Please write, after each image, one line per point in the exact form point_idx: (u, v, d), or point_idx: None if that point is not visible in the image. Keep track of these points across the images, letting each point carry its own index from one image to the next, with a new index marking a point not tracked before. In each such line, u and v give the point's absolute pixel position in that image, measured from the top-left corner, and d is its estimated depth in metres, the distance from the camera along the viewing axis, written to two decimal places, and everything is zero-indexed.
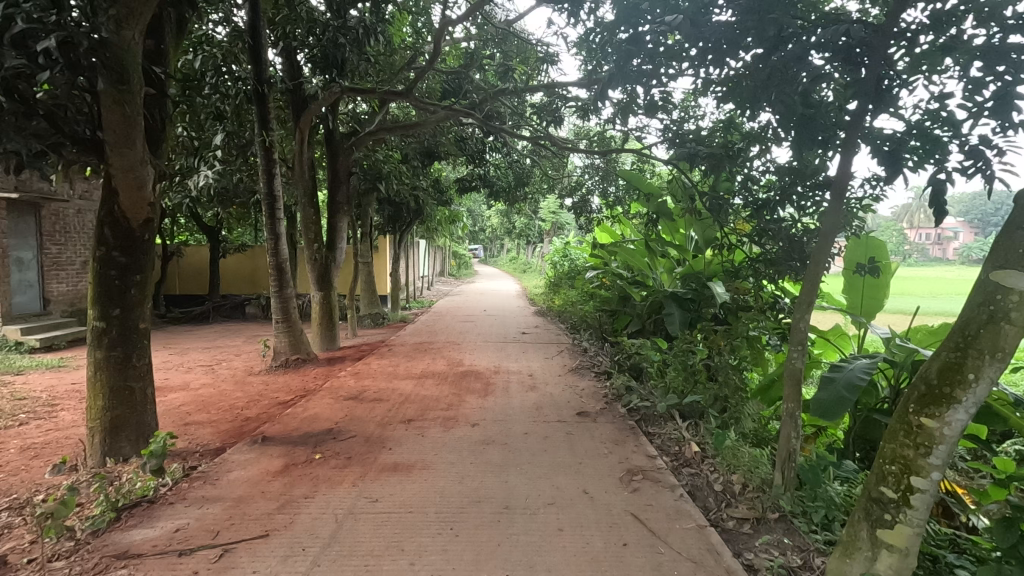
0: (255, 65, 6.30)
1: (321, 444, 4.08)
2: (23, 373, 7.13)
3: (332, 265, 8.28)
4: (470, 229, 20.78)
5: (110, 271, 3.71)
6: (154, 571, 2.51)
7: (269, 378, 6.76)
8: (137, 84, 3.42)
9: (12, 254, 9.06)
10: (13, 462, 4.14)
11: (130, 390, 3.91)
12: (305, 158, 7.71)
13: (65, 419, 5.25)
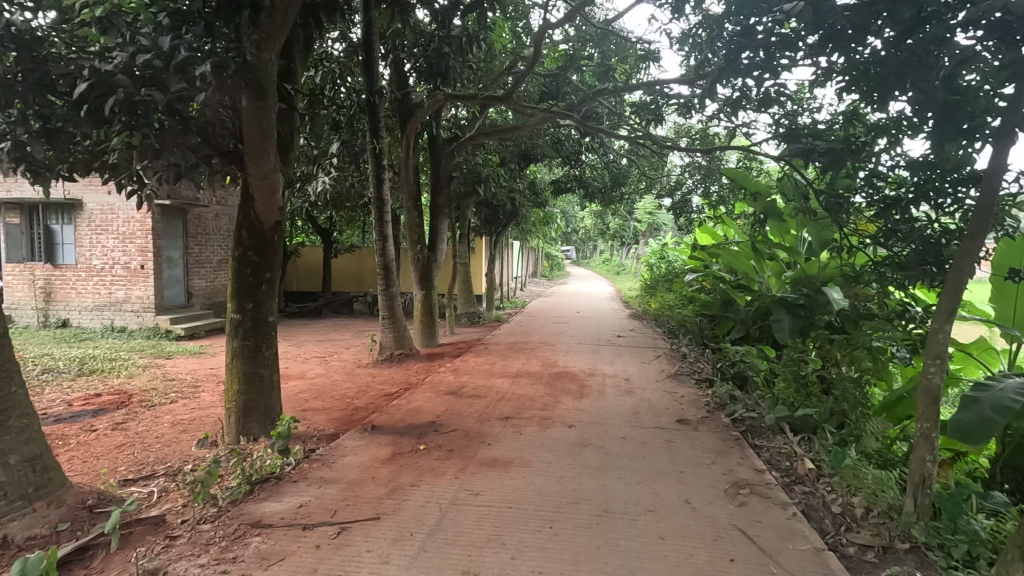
0: (367, 77, 6.73)
1: (424, 436, 4.28)
2: (172, 358, 8.15)
3: (434, 266, 8.64)
4: (563, 231, 20.79)
5: (245, 269, 4.14)
6: (282, 542, 2.77)
7: (375, 371, 7.19)
8: (272, 100, 3.80)
9: (164, 253, 10.38)
10: (166, 435, 4.75)
11: (260, 376, 4.34)
12: (411, 163, 8.11)
13: (205, 400, 5.93)
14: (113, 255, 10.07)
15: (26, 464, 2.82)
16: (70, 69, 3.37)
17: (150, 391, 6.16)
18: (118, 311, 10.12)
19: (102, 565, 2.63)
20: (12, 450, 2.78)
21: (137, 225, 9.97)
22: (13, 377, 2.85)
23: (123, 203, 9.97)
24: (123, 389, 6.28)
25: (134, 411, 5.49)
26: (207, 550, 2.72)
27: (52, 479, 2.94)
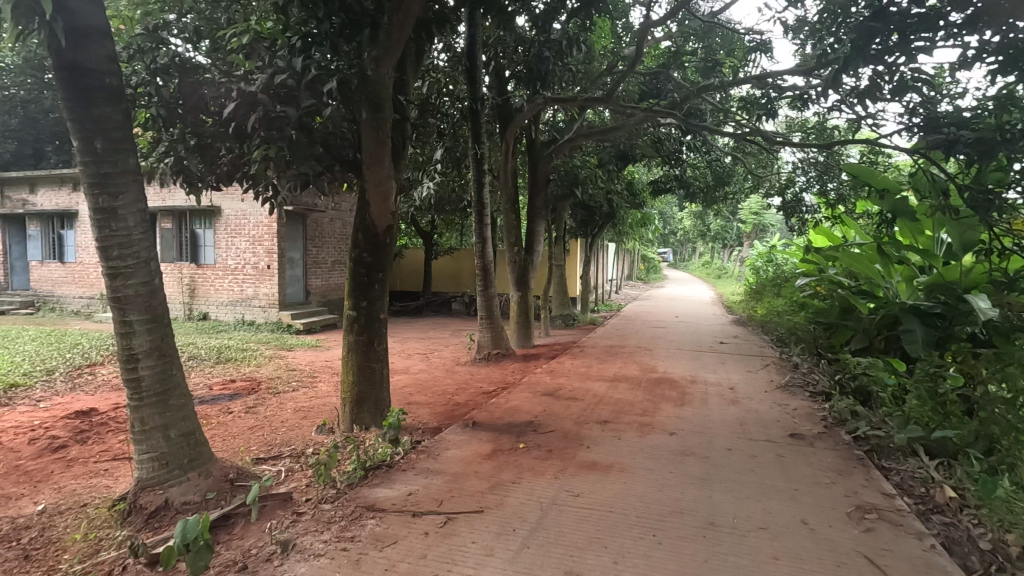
0: (470, 85, 6.96)
1: (523, 435, 4.36)
2: (293, 350, 8.93)
3: (530, 267, 8.75)
4: (660, 232, 20.17)
5: (360, 269, 4.44)
6: (394, 526, 2.95)
7: (474, 370, 7.41)
8: (388, 112, 4.04)
9: (286, 254, 11.40)
10: (290, 420, 5.23)
11: (372, 369, 4.63)
12: (510, 167, 8.27)
13: (322, 390, 6.44)
14: (244, 256, 11.23)
15: (182, 438, 3.23)
16: (220, 92, 3.82)
17: (275, 380, 6.80)
18: (248, 307, 11.26)
19: (242, 533, 2.95)
20: (173, 425, 3.19)
21: (265, 229, 11.05)
22: (175, 360, 3.23)
23: (253, 210, 11.09)
24: (252, 376, 6.99)
25: (263, 396, 6.09)
26: (329, 527, 2.95)
27: (203, 453, 3.34)
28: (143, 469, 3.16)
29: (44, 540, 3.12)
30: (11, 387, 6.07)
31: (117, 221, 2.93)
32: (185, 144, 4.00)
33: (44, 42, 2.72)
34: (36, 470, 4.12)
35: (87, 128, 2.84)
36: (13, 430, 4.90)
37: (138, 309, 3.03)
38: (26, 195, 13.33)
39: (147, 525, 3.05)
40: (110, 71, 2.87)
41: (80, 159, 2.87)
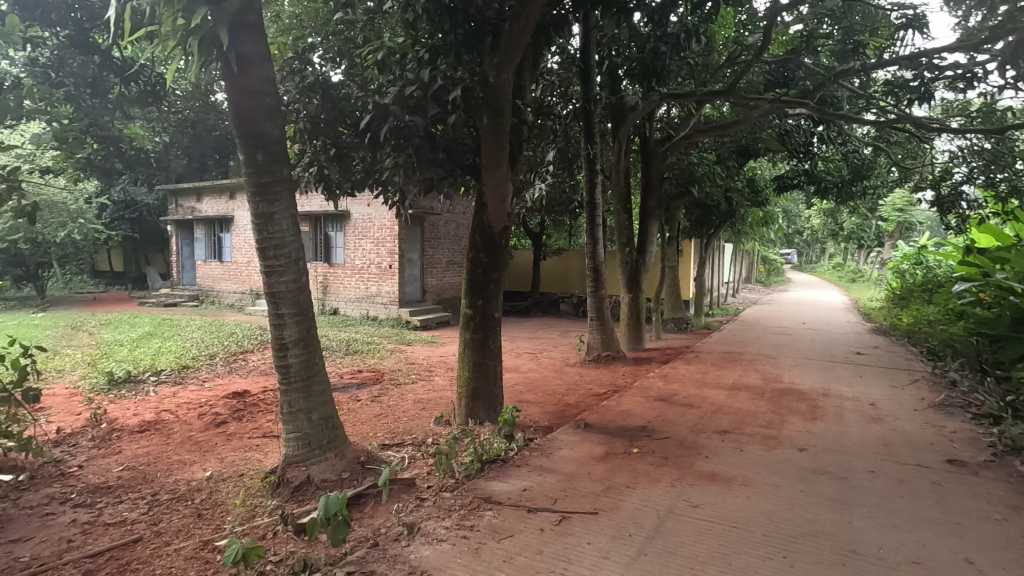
0: (584, 85, 6.94)
1: (637, 440, 4.27)
2: (412, 345, 9.48)
3: (642, 269, 8.53)
4: (785, 232, 18.69)
5: (477, 269, 4.60)
6: (510, 520, 3.02)
7: (583, 371, 7.38)
8: (508, 116, 4.15)
9: (406, 255, 12.13)
10: (411, 410, 5.57)
11: (486, 365, 4.77)
12: (623, 166, 8.11)
13: (438, 383, 6.78)
14: (369, 257, 12.12)
15: (323, 421, 3.56)
16: (358, 106, 4.15)
17: (397, 372, 7.27)
18: (372, 303, 12.14)
19: (372, 512, 3.19)
20: (315, 409, 3.53)
21: (388, 231, 11.85)
22: (318, 351, 3.56)
23: (378, 213, 11.95)
24: (377, 368, 7.53)
25: (387, 387, 6.54)
26: (450, 515, 3.10)
27: (339, 436, 3.66)
28: (290, 447, 3.53)
29: (212, 501, 3.60)
30: (184, 368, 7.08)
31: (272, 225, 3.30)
32: (325, 155, 4.38)
33: (220, 70, 3.13)
34: (204, 441, 4.76)
35: (251, 143, 3.22)
36: (187, 405, 5.71)
37: (288, 304, 3.39)
38: (194, 203, 15.48)
39: (293, 497, 3.41)
40: (270, 92, 3.24)
41: (245, 171, 3.27)
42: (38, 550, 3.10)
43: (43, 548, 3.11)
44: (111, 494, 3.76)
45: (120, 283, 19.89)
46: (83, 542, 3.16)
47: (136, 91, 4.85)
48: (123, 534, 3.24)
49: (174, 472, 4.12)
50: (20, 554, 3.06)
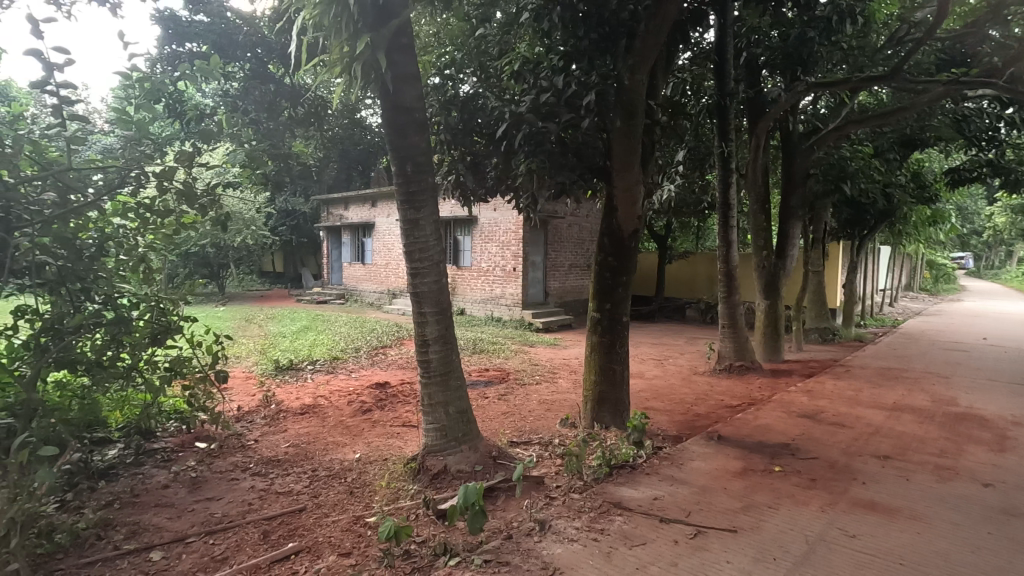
0: (719, 81, 6.59)
1: (778, 457, 3.96)
2: (535, 346, 9.65)
3: (782, 274, 7.90)
4: (958, 232, 16.14)
5: (605, 272, 4.57)
6: (641, 527, 2.97)
7: (714, 381, 7.00)
8: (641, 117, 4.08)
9: (530, 258, 12.40)
10: (537, 410, 5.68)
11: (613, 370, 4.72)
12: (761, 164, 7.57)
13: (562, 386, 6.84)
14: (495, 260, 12.57)
15: (459, 414, 3.77)
16: (494, 116, 4.32)
17: (522, 372, 7.45)
18: (496, 304, 12.56)
19: (504, 506, 3.32)
20: (452, 403, 3.75)
21: (513, 235, 12.21)
22: (455, 348, 3.78)
23: (504, 217, 12.37)
24: (503, 367, 7.79)
25: (512, 386, 6.74)
26: (580, 516, 3.12)
27: (473, 430, 3.85)
28: (429, 437, 3.78)
29: (362, 481, 3.97)
30: (335, 359, 7.88)
31: (418, 231, 3.57)
32: (462, 164, 4.64)
33: (377, 91, 3.44)
34: (353, 426, 5.27)
35: (402, 156, 3.50)
36: (338, 392, 6.36)
37: (430, 304, 3.64)
38: (342, 211, 17.19)
39: (432, 483, 3.65)
40: (418, 107, 3.51)
41: (396, 181, 3.57)
42: (227, 508, 3.63)
43: (231, 507, 3.64)
44: (280, 467, 4.30)
45: (280, 283, 22.63)
46: (261, 506, 3.65)
47: (302, 112, 5.54)
48: (291, 502, 3.69)
49: (329, 452, 4.60)
50: (214, 510, 3.61)
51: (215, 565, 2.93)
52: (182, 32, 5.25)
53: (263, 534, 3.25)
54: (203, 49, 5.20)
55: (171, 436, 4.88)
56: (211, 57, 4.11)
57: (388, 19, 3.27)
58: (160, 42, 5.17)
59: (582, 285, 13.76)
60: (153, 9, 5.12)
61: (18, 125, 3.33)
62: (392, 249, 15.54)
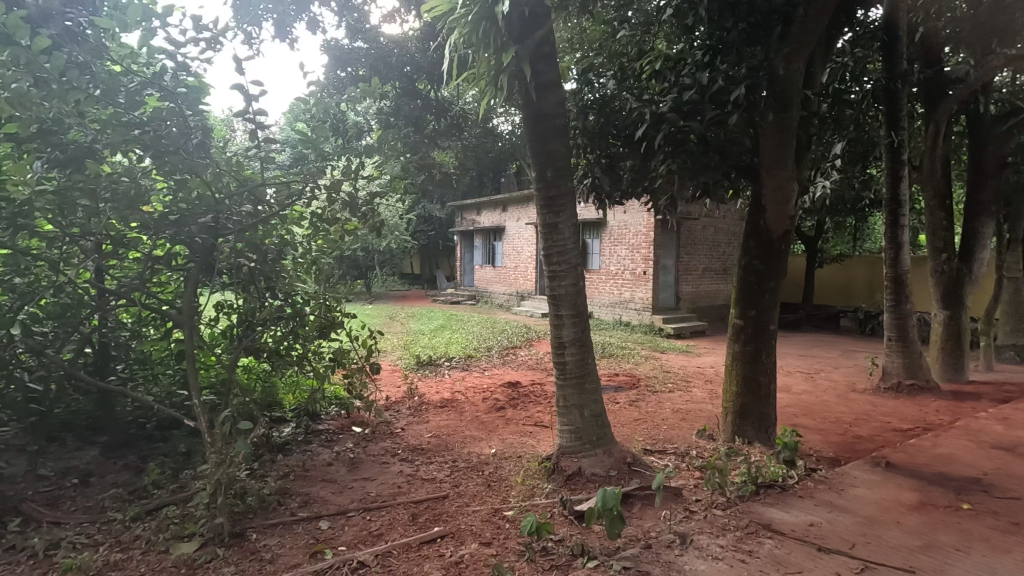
0: (888, 63, 5.90)
1: (966, 493, 3.42)
2: (666, 353, 9.32)
3: (967, 280, 6.80)
4: None
5: (750, 277, 4.28)
6: (796, 554, 2.74)
7: (877, 400, 6.22)
8: (797, 110, 3.75)
9: (661, 261, 12.00)
10: (671, 419, 5.49)
11: (758, 383, 4.40)
12: (940, 154, 6.63)
13: (697, 395, 6.52)
14: (624, 263, 12.36)
15: (593, 418, 3.76)
16: (633, 117, 4.25)
17: (653, 379, 7.24)
18: (625, 309, 12.33)
19: (640, 514, 3.25)
20: (586, 406, 3.75)
21: (643, 237, 11.92)
22: (591, 351, 3.78)
23: (634, 219, 12.12)
24: (633, 372, 7.64)
25: (644, 393, 6.57)
26: (724, 533, 2.96)
27: (607, 434, 3.82)
28: (564, 438, 3.83)
29: (499, 475, 4.12)
30: (470, 357, 8.30)
31: (556, 234, 3.63)
32: (598, 166, 4.57)
33: (521, 98, 3.57)
34: (489, 421, 5.51)
35: (542, 161, 3.59)
36: (473, 389, 6.68)
37: (567, 306, 3.69)
38: (475, 216, 18.05)
39: (566, 484, 3.69)
40: (559, 114, 3.58)
41: (536, 187, 3.67)
42: (380, 488, 3.99)
43: (383, 488, 4.00)
44: (424, 455, 4.62)
45: (418, 283, 24.33)
46: (409, 490, 3.95)
47: (444, 124, 5.89)
48: (435, 489, 3.94)
49: (467, 445, 4.86)
50: (370, 489, 3.99)
51: (372, 539, 3.23)
52: (346, 59, 5.89)
53: (412, 515, 3.52)
54: (361, 73, 5.91)
55: (332, 419, 5.48)
56: (372, 80, 4.51)
57: (534, 30, 3.38)
58: (327, 69, 5.86)
59: (717, 290, 13.01)
60: (323, 40, 5.81)
61: (224, 146, 3.88)
62: (521, 252, 15.97)
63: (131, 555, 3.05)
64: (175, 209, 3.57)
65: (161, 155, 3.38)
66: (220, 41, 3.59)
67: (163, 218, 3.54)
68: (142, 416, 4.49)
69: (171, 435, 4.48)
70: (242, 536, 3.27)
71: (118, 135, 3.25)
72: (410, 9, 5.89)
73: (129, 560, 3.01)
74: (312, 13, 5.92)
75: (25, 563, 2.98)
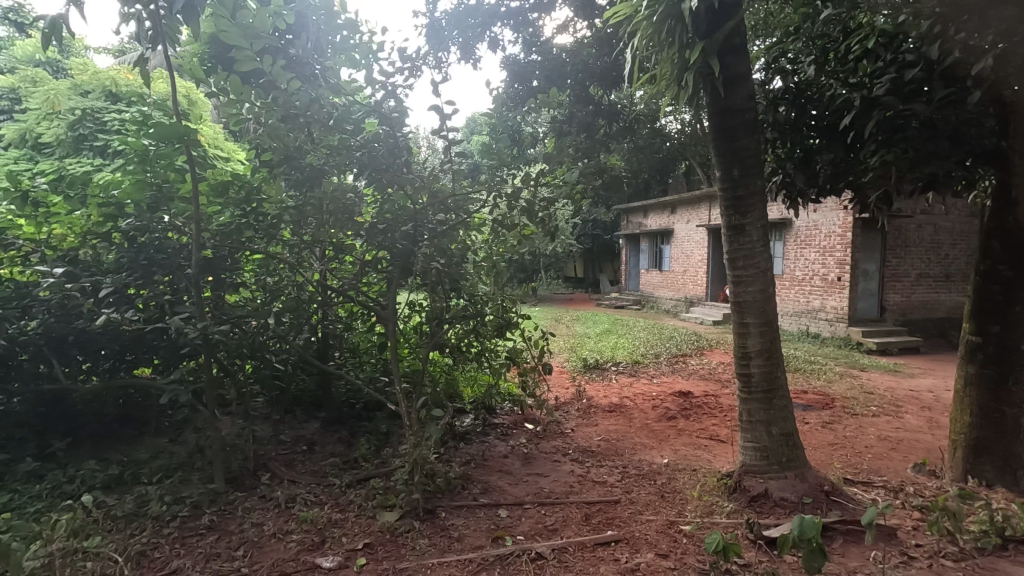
0: None
1: None
2: (866, 370, 8.14)
3: None
4: None
5: (993, 285, 3.55)
6: None
7: None
8: None
9: (861, 267, 10.52)
10: (876, 447, 4.78)
11: (1002, 415, 3.62)
12: None
13: (911, 422, 5.58)
14: (812, 267, 11.12)
15: (783, 437, 3.46)
16: (835, 106, 3.83)
17: (851, 399, 6.37)
18: (814, 319, 11.09)
19: (843, 550, 2.90)
20: (775, 423, 3.47)
21: (838, 239, 10.54)
22: (781, 363, 3.48)
23: (826, 218, 10.79)
24: (825, 390, 6.80)
25: (839, 414, 5.82)
26: None
27: (798, 457, 3.51)
28: (748, 455, 3.57)
29: (673, 487, 3.96)
30: (637, 362, 8.16)
31: (744, 236, 3.40)
32: (792, 162, 4.17)
33: (707, 95, 3.41)
34: (659, 430, 5.35)
35: (729, 159, 3.40)
36: (642, 395, 6.54)
37: (753, 313, 3.43)
38: (641, 219, 17.69)
39: (749, 505, 3.44)
40: (747, 108, 3.37)
41: (721, 186, 3.48)
42: (553, 485, 4.10)
43: (556, 486, 4.10)
44: (595, 458, 4.64)
45: (581, 287, 24.58)
46: (581, 490, 4.00)
47: (616, 128, 5.88)
48: (606, 492, 3.93)
49: (637, 452, 4.76)
50: (543, 484, 4.13)
51: (548, 533, 3.34)
52: (522, 72, 6.19)
53: (585, 516, 3.56)
54: (536, 84, 6.20)
55: (507, 414, 5.80)
56: (551, 90, 4.45)
57: (722, 22, 3.22)
58: (506, 84, 6.26)
59: (934, 301, 11.00)
60: (503, 56, 6.20)
61: (423, 161, 4.26)
62: (690, 256, 15.22)
63: (347, 516, 3.55)
64: (382, 219, 4.03)
65: (375, 173, 3.83)
66: (421, 68, 3.79)
67: (373, 227, 4.03)
68: (353, 397, 5.22)
69: (374, 416, 5.14)
70: (433, 513, 3.61)
71: (346, 157, 3.80)
72: (583, 16, 5.97)
73: (346, 520, 3.50)
74: (493, 33, 6.33)
75: (273, 511, 3.61)
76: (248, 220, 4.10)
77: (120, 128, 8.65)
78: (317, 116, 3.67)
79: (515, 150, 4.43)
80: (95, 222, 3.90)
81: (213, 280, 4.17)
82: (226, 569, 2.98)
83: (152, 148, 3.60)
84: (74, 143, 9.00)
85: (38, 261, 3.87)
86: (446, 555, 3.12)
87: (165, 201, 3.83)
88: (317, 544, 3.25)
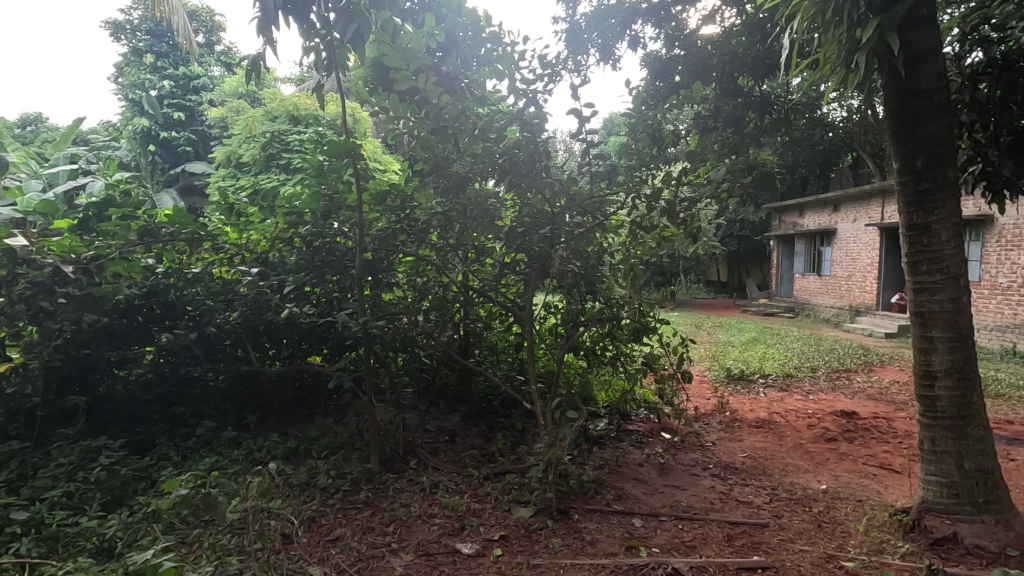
0: None
1: None
2: None
3: None
4: None
5: None
6: None
7: None
8: None
9: None
10: None
11: None
12: None
13: None
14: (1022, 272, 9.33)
15: (978, 474, 2.97)
16: None
17: None
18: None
19: None
20: (968, 457, 2.97)
21: None
22: (977, 387, 2.96)
23: None
24: None
25: None
26: None
27: (999, 499, 2.99)
28: (931, 490, 3.09)
29: (833, 517, 3.54)
30: (789, 376, 7.45)
31: (930, 237, 2.94)
32: (998, 147, 3.50)
33: (884, 76, 3.01)
34: (815, 452, 4.82)
35: (912, 148, 2.96)
36: (795, 412, 5.95)
37: (941, 327, 2.94)
38: (796, 219, 16.15)
39: (932, 550, 2.96)
40: (937, 88, 2.92)
41: (900, 180, 3.05)
42: (691, 500, 3.90)
43: (694, 500, 3.88)
44: (738, 475, 4.32)
45: (725, 293, 23.07)
46: (722, 508, 3.74)
47: (769, 120, 5.42)
48: (752, 514, 3.64)
49: (789, 474, 4.34)
50: (680, 498, 3.94)
51: (686, 549, 3.19)
52: (664, 69, 5.96)
53: (727, 536, 3.33)
54: (678, 79, 5.94)
55: (642, 421, 5.65)
56: (695, 83, 4.18)
57: None
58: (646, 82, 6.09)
59: None
60: (643, 54, 6.04)
61: (562, 165, 4.26)
62: (857, 259, 13.51)
63: (484, 506, 3.71)
64: (522, 223, 4.17)
65: (516, 180, 3.96)
66: (562, 73, 3.83)
67: (512, 230, 4.19)
68: (491, 393, 5.45)
69: (511, 413, 5.32)
70: (567, 514, 3.62)
71: (488, 164, 3.97)
72: (732, 4, 5.63)
73: (484, 510, 3.67)
74: (633, 31, 6.21)
75: (419, 493, 3.90)
76: (401, 226, 4.49)
77: (301, 148, 10.04)
78: (464, 126, 3.85)
79: (655, 147, 4.26)
80: (282, 228, 4.52)
81: (372, 280, 4.68)
82: (379, 543, 3.29)
83: (326, 163, 4.07)
84: (265, 161, 10.63)
85: (239, 262, 4.57)
86: (579, 556, 3.12)
87: (335, 210, 4.33)
88: (457, 529, 3.44)
